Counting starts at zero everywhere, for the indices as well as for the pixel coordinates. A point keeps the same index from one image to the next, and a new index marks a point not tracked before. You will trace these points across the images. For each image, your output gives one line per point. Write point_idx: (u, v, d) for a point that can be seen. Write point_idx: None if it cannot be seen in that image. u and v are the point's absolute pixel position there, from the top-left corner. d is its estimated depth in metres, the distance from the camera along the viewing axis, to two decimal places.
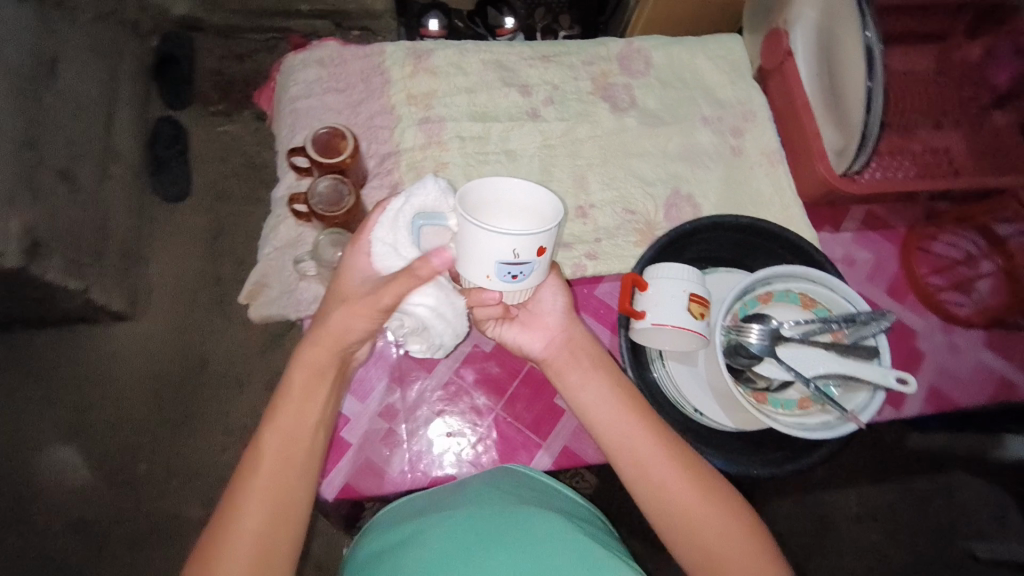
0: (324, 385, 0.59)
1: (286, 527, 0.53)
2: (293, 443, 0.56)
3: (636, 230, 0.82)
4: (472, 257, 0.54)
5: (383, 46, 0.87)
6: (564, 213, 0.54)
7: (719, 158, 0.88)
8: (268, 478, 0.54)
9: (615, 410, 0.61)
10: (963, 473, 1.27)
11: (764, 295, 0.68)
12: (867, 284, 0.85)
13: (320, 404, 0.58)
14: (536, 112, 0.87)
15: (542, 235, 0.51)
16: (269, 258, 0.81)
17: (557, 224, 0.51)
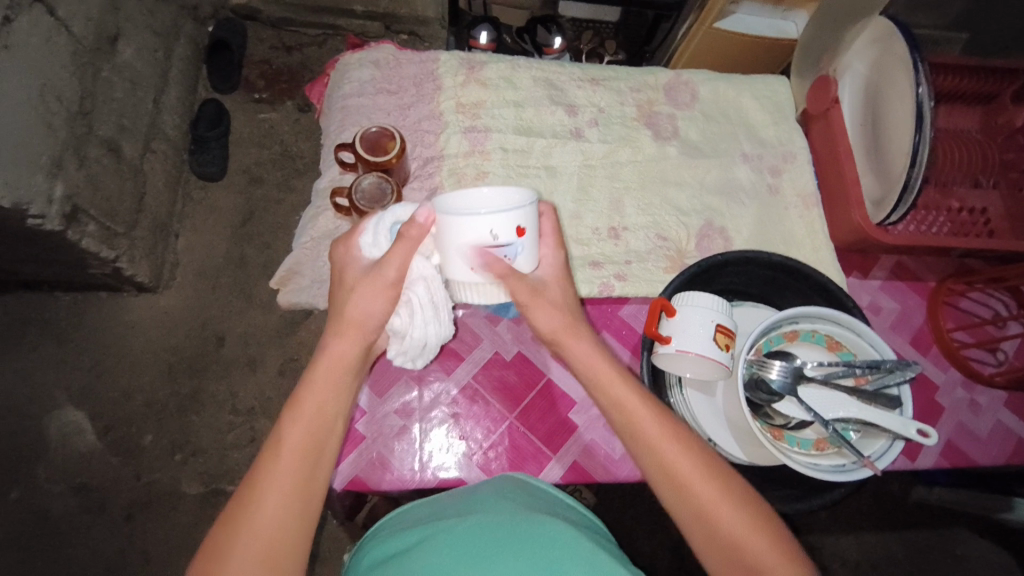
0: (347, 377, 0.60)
1: (307, 515, 0.53)
2: (320, 430, 0.56)
3: (666, 257, 0.83)
4: (455, 250, 0.58)
5: (438, 53, 0.89)
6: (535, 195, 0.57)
7: (755, 195, 0.89)
8: (293, 461, 0.54)
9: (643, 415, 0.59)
10: (968, 535, 1.25)
11: (790, 333, 0.68)
12: (891, 333, 0.85)
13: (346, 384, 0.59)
14: (579, 131, 0.88)
15: (514, 214, 0.55)
16: (305, 247, 0.82)
17: (525, 201, 0.55)
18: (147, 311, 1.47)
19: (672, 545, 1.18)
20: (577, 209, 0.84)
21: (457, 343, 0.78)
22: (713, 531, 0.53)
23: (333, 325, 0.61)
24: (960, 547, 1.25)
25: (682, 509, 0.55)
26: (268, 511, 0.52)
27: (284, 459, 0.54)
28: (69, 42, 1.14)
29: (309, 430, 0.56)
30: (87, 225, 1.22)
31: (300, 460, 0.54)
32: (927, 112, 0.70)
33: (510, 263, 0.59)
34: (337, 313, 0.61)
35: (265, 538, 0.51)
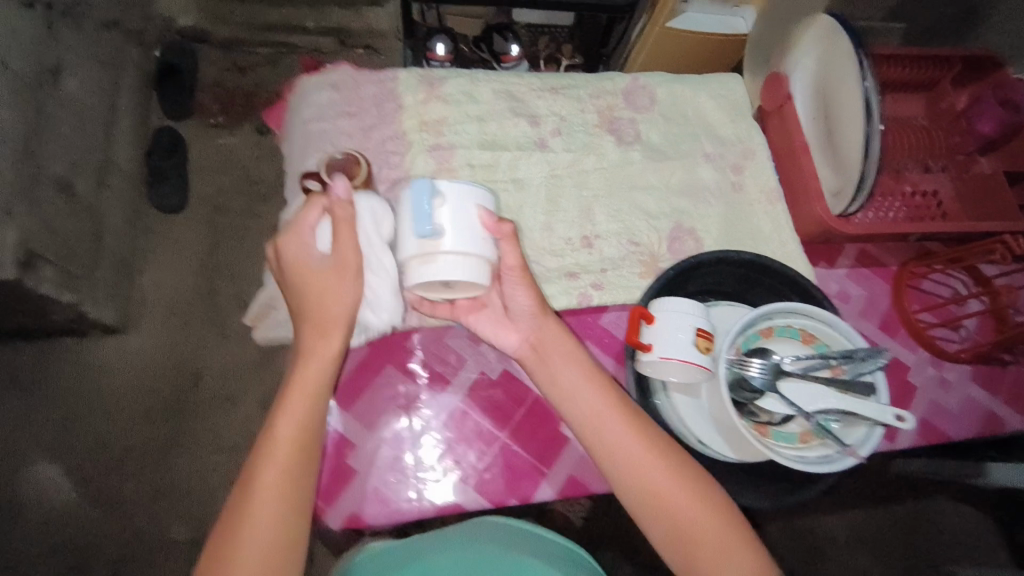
0: (326, 366, 0.64)
1: (296, 505, 0.60)
2: (303, 430, 0.62)
3: (640, 262, 0.83)
4: (459, 217, 0.60)
5: (396, 72, 0.88)
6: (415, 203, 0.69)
7: (720, 194, 0.90)
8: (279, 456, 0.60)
9: (594, 401, 0.67)
10: (946, 501, 1.31)
11: (765, 330, 0.70)
12: (860, 320, 0.88)
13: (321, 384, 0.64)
14: (544, 142, 0.88)
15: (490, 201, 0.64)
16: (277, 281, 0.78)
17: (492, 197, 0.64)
18: (118, 353, 1.44)
19: None
20: (548, 222, 0.84)
21: (442, 368, 0.77)
22: (654, 509, 0.63)
23: (311, 323, 0.64)
24: (942, 515, 1.30)
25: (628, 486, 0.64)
26: (263, 514, 0.58)
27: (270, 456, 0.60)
28: (7, 80, 1.11)
29: (292, 434, 0.61)
30: (44, 270, 1.19)
31: (284, 465, 0.60)
32: (870, 109, 0.73)
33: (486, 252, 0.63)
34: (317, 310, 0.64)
35: (266, 540, 0.58)
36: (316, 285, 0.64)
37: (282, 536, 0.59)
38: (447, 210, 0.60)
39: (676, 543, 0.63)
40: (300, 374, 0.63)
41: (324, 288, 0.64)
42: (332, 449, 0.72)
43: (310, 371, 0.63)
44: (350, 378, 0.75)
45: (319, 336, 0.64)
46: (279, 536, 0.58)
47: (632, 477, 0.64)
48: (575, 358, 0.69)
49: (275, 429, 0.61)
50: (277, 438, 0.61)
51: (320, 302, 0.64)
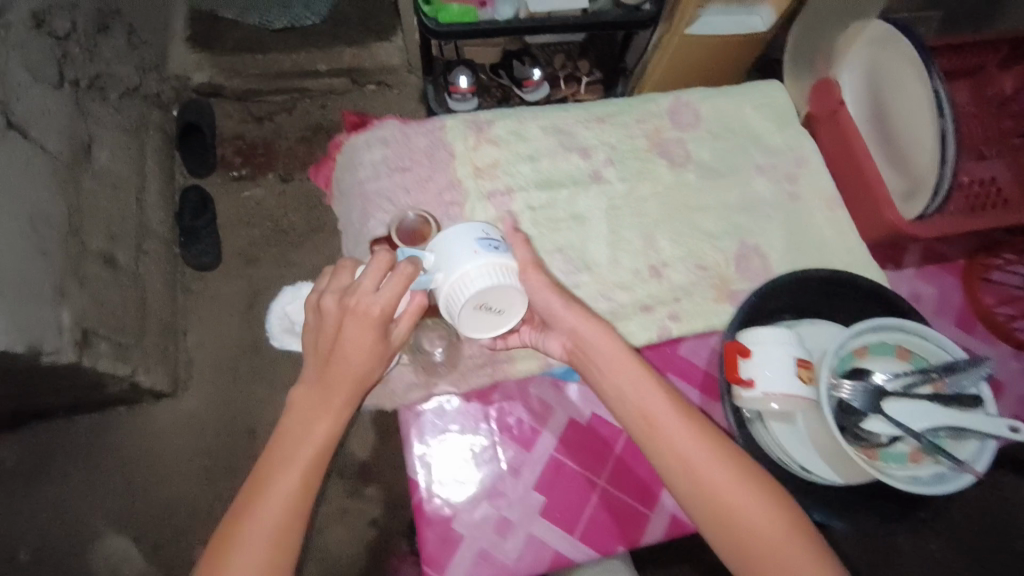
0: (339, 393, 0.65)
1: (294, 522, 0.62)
2: (325, 440, 0.65)
3: (712, 286, 0.83)
4: (453, 250, 0.66)
5: (443, 120, 0.88)
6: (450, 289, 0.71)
7: (778, 206, 0.89)
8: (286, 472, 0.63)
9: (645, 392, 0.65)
10: None
11: (860, 349, 0.68)
12: (937, 319, 0.87)
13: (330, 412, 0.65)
14: (598, 174, 0.88)
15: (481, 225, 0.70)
16: None
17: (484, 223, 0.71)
18: (172, 416, 1.44)
19: None
20: (614, 256, 0.84)
21: (531, 418, 0.76)
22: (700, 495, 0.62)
23: (321, 357, 0.66)
24: None
25: (676, 472, 0.63)
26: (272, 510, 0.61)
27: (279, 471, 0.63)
28: (48, 164, 1.11)
29: (303, 456, 0.64)
30: (99, 345, 1.19)
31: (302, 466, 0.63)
32: (945, 110, 0.73)
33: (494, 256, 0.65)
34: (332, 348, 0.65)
35: (267, 535, 0.61)
36: (344, 330, 0.64)
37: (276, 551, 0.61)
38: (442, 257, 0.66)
39: (716, 528, 0.61)
40: (327, 383, 0.65)
41: (341, 330, 0.64)
42: (435, 517, 0.71)
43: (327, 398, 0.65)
44: (443, 440, 0.74)
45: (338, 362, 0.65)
46: (277, 537, 0.61)
47: (682, 464, 0.63)
48: (626, 354, 0.67)
49: (287, 444, 0.64)
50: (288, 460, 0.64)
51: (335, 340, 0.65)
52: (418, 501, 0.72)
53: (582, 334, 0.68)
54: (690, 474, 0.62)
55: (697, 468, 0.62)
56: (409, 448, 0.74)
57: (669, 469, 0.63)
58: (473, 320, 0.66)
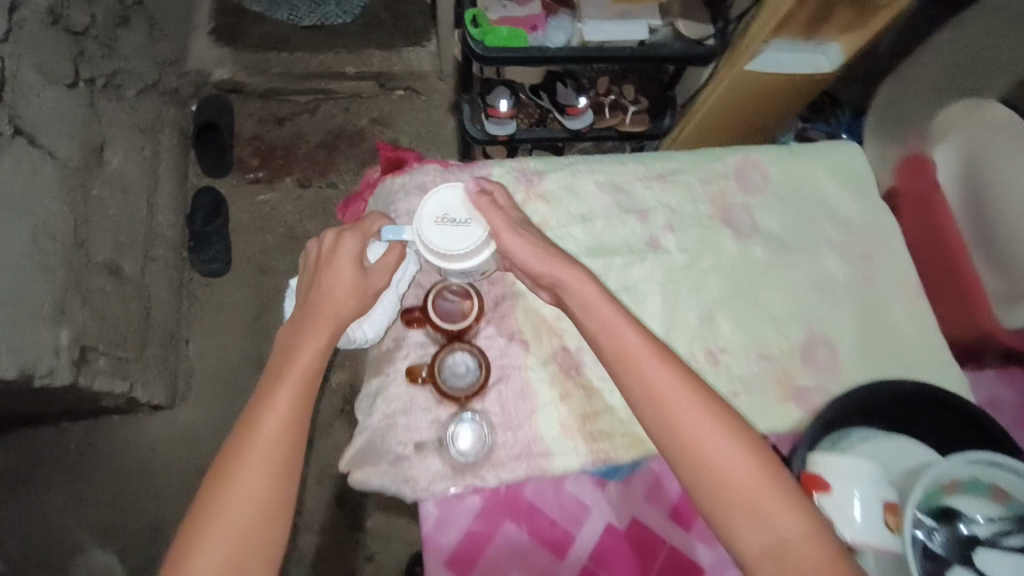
0: (328, 333, 0.64)
1: (281, 474, 0.59)
2: (301, 398, 0.61)
3: (775, 378, 0.76)
4: None
5: (489, 169, 0.81)
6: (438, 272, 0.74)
7: (851, 290, 0.81)
8: (274, 422, 0.59)
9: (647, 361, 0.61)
10: None
11: (950, 485, 0.61)
12: (1016, 430, 0.76)
13: (315, 355, 0.63)
14: (655, 241, 0.80)
15: None
16: (377, 426, 0.70)
17: None
18: (168, 428, 1.38)
19: None
20: (668, 336, 0.76)
21: (566, 520, 0.69)
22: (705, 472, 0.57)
23: (307, 308, 0.65)
24: None
25: (677, 448, 0.59)
26: (246, 479, 0.57)
27: (265, 425, 0.59)
28: (56, 171, 1.03)
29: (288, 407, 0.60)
30: (97, 361, 1.11)
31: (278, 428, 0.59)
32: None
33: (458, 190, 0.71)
34: (319, 297, 0.66)
35: (249, 503, 0.57)
36: (323, 280, 0.66)
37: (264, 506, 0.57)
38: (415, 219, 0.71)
39: (727, 507, 0.56)
40: (309, 330, 0.64)
41: (325, 281, 0.66)
42: None
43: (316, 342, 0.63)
44: (467, 540, 0.67)
45: (329, 301, 0.65)
46: (257, 511, 0.57)
47: (684, 440, 0.58)
48: (628, 323, 0.63)
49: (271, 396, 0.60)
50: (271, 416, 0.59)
51: (323, 288, 0.66)
52: None
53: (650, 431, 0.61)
54: (689, 450, 0.58)
55: (706, 443, 0.58)
56: (430, 548, 0.67)
57: (676, 448, 0.59)
58: (441, 236, 0.67)
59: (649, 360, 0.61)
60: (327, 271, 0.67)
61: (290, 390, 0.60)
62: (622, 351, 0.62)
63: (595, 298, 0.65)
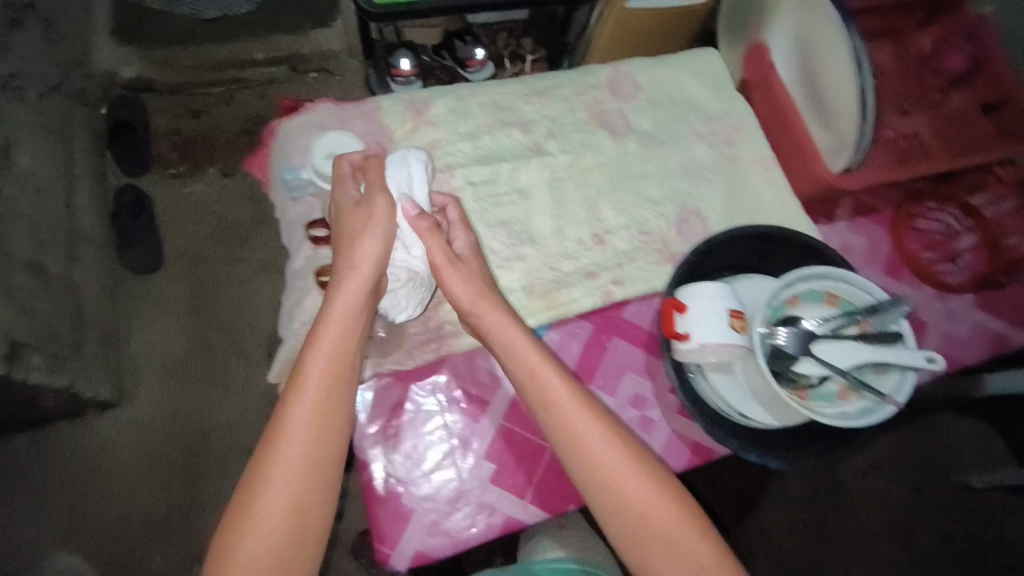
0: (357, 300, 0.67)
1: (324, 453, 0.62)
2: (332, 387, 0.64)
3: (655, 250, 0.85)
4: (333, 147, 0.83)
5: (379, 100, 0.86)
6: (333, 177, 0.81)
7: (718, 170, 0.91)
8: (313, 397, 0.63)
9: (604, 432, 0.65)
10: (943, 414, 1.51)
11: (791, 297, 0.73)
12: (866, 267, 0.92)
13: (353, 317, 0.66)
14: (539, 146, 0.88)
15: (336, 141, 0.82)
16: (298, 334, 0.75)
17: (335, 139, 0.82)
18: (119, 427, 1.37)
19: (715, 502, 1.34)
20: (557, 226, 0.84)
21: (478, 389, 0.75)
22: (655, 530, 0.63)
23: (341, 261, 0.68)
24: (942, 429, 1.50)
25: (635, 512, 0.63)
26: (286, 478, 0.60)
27: (308, 400, 0.63)
28: None
29: (323, 382, 0.64)
30: (30, 358, 1.12)
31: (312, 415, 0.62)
32: (865, 61, 0.75)
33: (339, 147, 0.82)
34: (346, 252, 0.69)
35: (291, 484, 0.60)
36: (348, 221, 0.70)
37: (302, 489, 0.60)
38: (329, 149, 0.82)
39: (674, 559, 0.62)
40: (343, 292, 0.66)
41: (347, 232, 0.69)
42: (380, 491, 0.70)
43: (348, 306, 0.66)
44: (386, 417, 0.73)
45: (356, 253, 0.68)
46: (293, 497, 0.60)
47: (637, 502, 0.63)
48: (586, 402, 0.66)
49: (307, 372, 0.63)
50: (310, 392, 0.63)
51: (349, 244, 0.69)
52: (367, 483, 0.70)
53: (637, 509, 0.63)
54: (614, 485, 0.64)
55: (658, 506, 0.63)
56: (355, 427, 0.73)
57: (632, 516, 0.63)
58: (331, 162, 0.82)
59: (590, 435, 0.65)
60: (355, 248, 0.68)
61: (322, 371, 0.64)
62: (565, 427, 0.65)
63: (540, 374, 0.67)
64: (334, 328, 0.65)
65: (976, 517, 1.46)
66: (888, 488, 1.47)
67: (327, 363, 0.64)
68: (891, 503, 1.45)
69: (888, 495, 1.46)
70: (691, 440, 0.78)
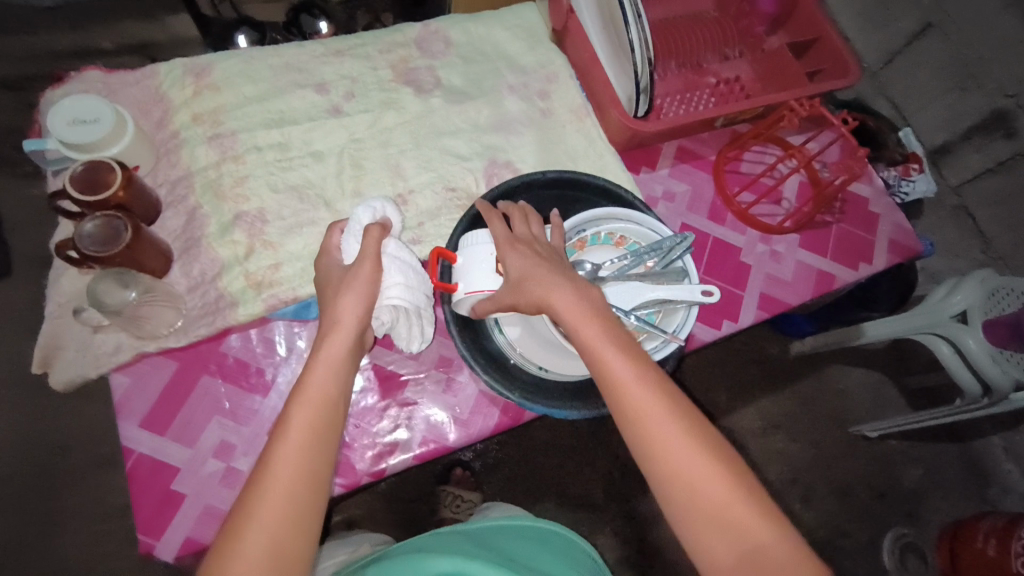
0: (344, 347, 0.57)
1: (310, 504, 0.50)
2: (314, 433, 0.52)
3: (459, 206, 0.82)
4: (73, 118, 0.69)
5: (156, 67, 0.81)
6: (89, 144, 0.69)
7: (531, 122, 0.89)
8: (294, 445, 0.51)
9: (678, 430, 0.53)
10: (842, 365, 1.47)
11: (579, 243, 0.72)
12: (688, 213, 0.91)
13: (337, 365, 0.56)
14: (337, 108, 0.84)
15: (78, 109, 0.69)
16: (55, 318, 0.70)
17: (78, 107, 0.69)
18: None
19: (603, 471, 1.32)
20: (354, 188, 0.80)
21: (262, 362, 0.72)
22: (736, 548, 0.49)
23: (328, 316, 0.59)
24: (841, 381, 1.46)
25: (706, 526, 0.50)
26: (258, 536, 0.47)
27: (288, 443, 0.51)
28: None
29: (306, 428, 0.52)
30: None
31: (293, 466, 0.50)
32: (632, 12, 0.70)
33: (81, 115, 0.69)
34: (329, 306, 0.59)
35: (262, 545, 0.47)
36: (331, 281, 0.62)
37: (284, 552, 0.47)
38: (69, 124, 0.69)
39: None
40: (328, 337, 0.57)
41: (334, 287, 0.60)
42: (149, 476, 0.66)
43: (330, 356, 0.56)
44: (162, 397, 0.69)
45: (341, 306, 0.59)
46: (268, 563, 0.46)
47: (712, 512, 0.51)
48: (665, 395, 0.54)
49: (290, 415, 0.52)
50: (290, 434, 0.51)
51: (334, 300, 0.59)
52: (133, 470, 0.66)
53: (723, 517, 0.50)
54: (694, 491, 0.51)
55: (737, 516, 0.50)
56: (122, 415, 0.68)
57: (711, 532, 0.50)
58: (76, 131, 0.69)
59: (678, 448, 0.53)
60: (339, 288, 0.60)
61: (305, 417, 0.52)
62: (653, 443, 0.53)
63: (628, 379, 0.54)
64: (317, 375, 0.55)
65: (878, 469, 1.41)
66: (790, 448, 1.40)
67: (311, 408, 0.53)
68: (793, 462, 1.39)
69: (791, 454, 1.40)
70: (500, 399, 0.77)
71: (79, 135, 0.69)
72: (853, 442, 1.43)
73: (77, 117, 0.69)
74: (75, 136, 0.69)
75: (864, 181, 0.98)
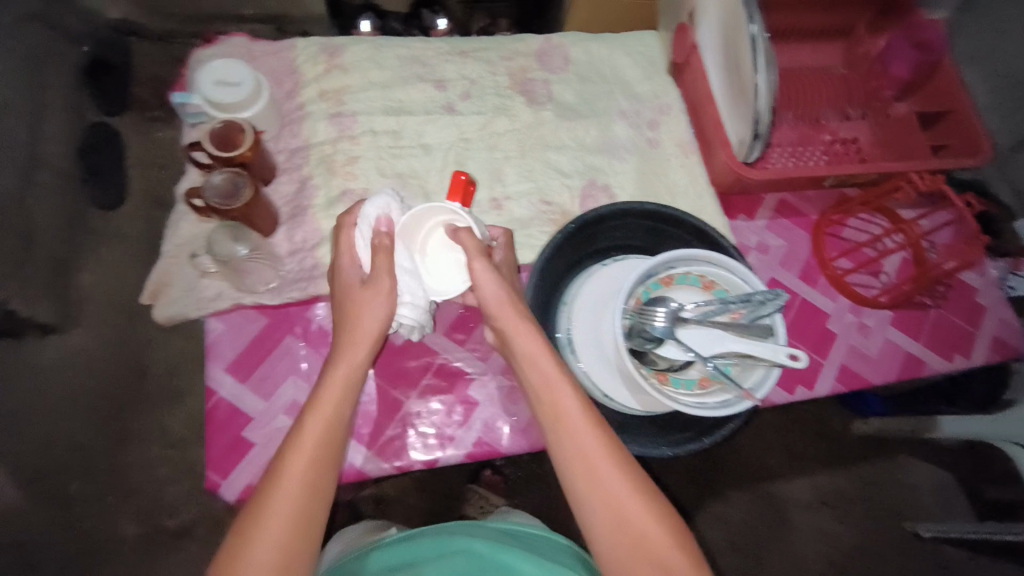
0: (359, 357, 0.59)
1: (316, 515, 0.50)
2: (326, 446, 0.52)
3: (551, 221, 0.83)
4: (222, 80, 0.76)
5: (295, 42, 0.87)
6: (231, 105, 0.76)
7: (635, 150, 0.89)
8: (307, 459, 0.51)
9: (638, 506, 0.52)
10: (912, 457, 1.37)
11: (667, 279, 0.70)
12: (779, 269, 0.88)
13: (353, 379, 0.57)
14: (452, 106, 0.87)
15: (227, 74, 0.76)
16: (169, 257, 0.76)
17: (227, 71, 0.76)
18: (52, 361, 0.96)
19: None
20: None
21: None
22: None
23: (348, 330, 0.60)
24: (908, 474, 1.36)
25: None
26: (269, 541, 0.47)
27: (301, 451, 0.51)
28: None
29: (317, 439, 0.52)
30: None
31: (303, 481, 0.50)
32: (760, 57, 0.68)
33: (229, 79, 0.76)
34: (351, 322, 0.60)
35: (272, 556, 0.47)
36: (354, 293, 0.62)
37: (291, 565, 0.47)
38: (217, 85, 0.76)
39: None
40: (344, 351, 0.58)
41: (362, 299, 0.61)
42: (224, 420, 0.70)
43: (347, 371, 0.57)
44: (249, 348, 0.73)
45: (363, 319, 0.60)
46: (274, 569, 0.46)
47: None
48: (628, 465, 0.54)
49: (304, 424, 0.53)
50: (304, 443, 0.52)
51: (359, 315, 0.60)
52: (213, 410, 0.70)
53: None
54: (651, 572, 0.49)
55: None
56: (212, 358, 0.72)
57: None
58: (222, 91, 0.76)
59: (616, 492, 0.52)
60: (360, 306, 0.60)
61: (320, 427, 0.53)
62: (599, 497, 0.52)
63: (591, 449, 0.54)
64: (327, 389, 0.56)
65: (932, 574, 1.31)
66: (837, 529, 1.32)
67: (322, 421, 0.53)
68: (841, 546, 1.31)
69: (839, 536, 1.31)
70: None
71: (225, 95, 0.76)
72: (908, 541, 1.32)
73: (225, 80, 0.76)
74: (221, 96, 0.76)
75: (977, 270, 0.92)
